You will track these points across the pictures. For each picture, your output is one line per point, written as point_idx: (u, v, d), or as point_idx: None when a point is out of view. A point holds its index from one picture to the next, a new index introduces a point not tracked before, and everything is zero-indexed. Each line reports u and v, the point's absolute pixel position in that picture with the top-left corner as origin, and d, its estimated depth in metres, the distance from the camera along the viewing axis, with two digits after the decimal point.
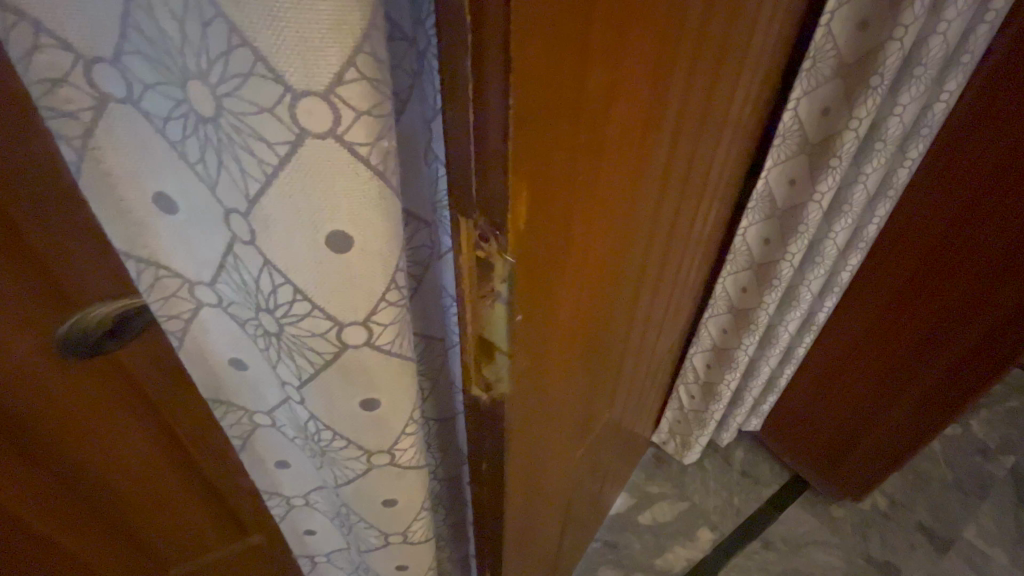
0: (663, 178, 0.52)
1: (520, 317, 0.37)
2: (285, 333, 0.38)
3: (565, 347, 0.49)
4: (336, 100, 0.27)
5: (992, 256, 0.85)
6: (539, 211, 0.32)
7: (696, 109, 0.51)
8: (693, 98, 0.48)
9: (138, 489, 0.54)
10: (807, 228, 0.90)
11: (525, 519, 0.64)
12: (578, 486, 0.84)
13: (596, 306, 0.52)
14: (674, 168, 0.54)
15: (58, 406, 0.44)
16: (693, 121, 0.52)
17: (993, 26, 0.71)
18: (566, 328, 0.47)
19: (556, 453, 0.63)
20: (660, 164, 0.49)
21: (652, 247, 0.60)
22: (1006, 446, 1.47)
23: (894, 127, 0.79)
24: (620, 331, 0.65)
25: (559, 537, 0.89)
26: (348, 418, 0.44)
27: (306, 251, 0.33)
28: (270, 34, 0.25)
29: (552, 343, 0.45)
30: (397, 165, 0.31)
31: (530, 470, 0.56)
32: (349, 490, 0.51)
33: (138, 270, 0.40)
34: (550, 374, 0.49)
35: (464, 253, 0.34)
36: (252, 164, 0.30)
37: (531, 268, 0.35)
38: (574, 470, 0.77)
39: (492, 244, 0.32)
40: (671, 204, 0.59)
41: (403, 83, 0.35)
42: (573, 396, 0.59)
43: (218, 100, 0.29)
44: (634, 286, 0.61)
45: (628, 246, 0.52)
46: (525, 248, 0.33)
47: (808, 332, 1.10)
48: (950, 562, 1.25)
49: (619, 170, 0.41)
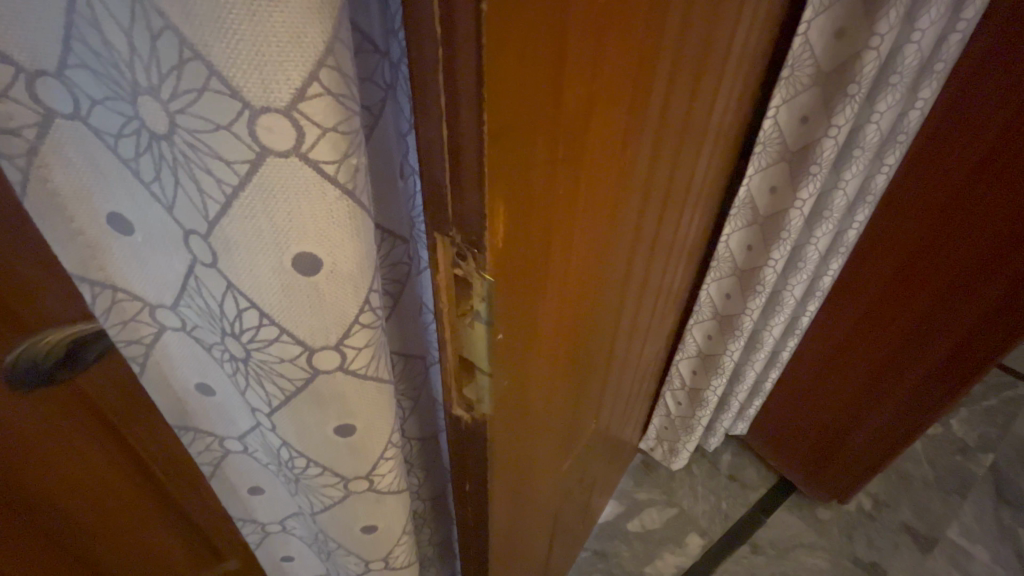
0: (645, 188, 0.51)
1: (502, 336, 0.36)
2: (251, 359, 0.37)
3: (550, 359, 0.48)
4: (298, 117, 0.26)
5: (969, 259, 0.85)
6: (517, 228, 0.31)
7: (677, 118, 0.50)
8: (673, 108, 0.48)
9: (107, 523, 0.52)
10: (789, 235, 0.91)
11: (513, 535, 0.63)
12: (566, 499, 0.83)
13: (580, 316, 0.51)
14: (656, 178, 0.53)
15: (28, 440, 0.42)
16: (674, 130, 0.51)
17: (965, 35, 0.72)
18: (551, 341, 0.46)
19: (542, 469, 0.62)
20: (642, 172, 0.48)
21: (637, 254, 0.60)
22: (985, 444, 1.50)
23: (872, 134, 0.80)
24: (606, 339, 0.64)
25: (548, 551, 0.87)
26: (323, 444, 0.42)
27: (271, 275, 0.31)
28: (223, 48, 0.24)
29: (535, 358, 0.44)
30: (366, 183, 0.30)
31: (515, 488, 0.55)
32: (326, 517, 0.49)
33: (92, 293, 0.38)
34: (535, 388, 0.48)
35: (441, 271, 0.33)
36: (210, 184, 0.29)
37: (511, 285, 0.34)
38: (562, 481, 0.76)
39: (470, 261, 0.31)
40: (654, 212, 0.58)
41: (376, 95, 0.34)
42: (559, 408, 0.58)
43: (170, 117, 0.27)
44: (618, 295, 0.60)
45: (612, 256, 0.51)
46: (504, 269, 0.32)
47: (792, 336, 1.11)
48: (934, 562, 1.26)
49: (599, 182, 0.40)
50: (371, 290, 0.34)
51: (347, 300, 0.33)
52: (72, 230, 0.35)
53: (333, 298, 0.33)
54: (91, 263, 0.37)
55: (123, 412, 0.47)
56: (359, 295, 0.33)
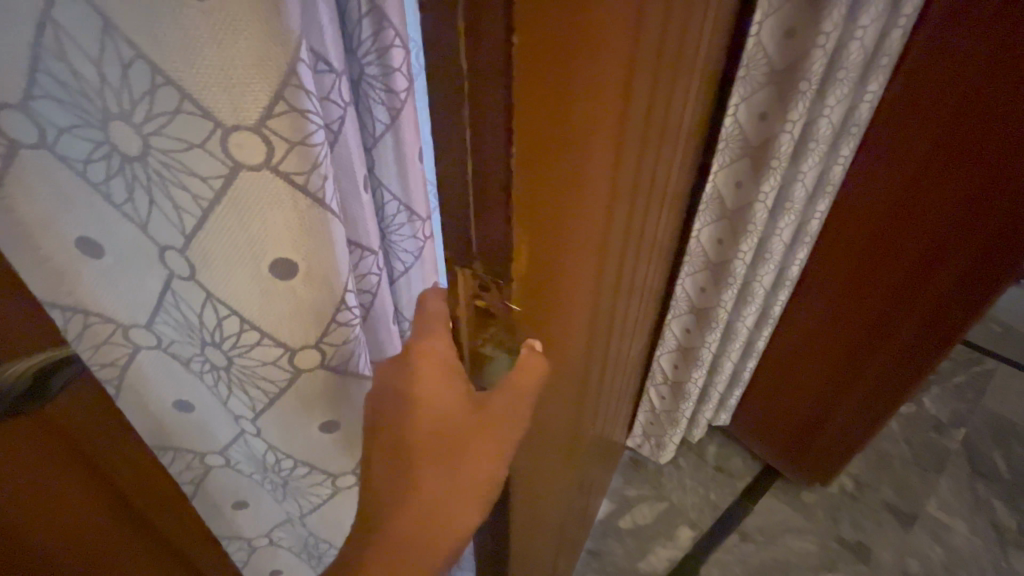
0: (634, 191, 0.54)
1: (539, 347, 0.38)
2: (234, 365, 0.44)
3: (572, 370, 0.49)
4: (266, 131, 0.33)
5: (927, 239, 0.89)
6: (541, 241, 0.33)
7: (659, 120, 0.53)
8: (657, 110, 0.50)
9: (118, 549, 0.49)
10: (755, 227, 0.94)
11: (528, 547, 0.63)
12: (568, 508, 0.84)
13: (592, 333, 0.50)
14: (642, 180, 0.56)
15: (55, 456, 0.41)
16: (656, 135, 0.54)
17: (905, 29, 0.78)
18: (574, 353, 0.47)
19: (553, 475, 0.63)
20: (632, 177, 0.51)
21: (627, 255, 0.62)
22: (957, 419, 1.56)
23: (824, 128, 0.85)
24: (604, 341, 0.66)
25: (554, 560, 0.88)
26: (309, 436, 0.52)
27: (252, 283, 0.39)
28: (193, 73, 0.30)
29: (562, 368, 0.46)
30: (332, 188, 0.37)
31: (534, 494, 0.56)
32: (314, 516, 0.62)
33: (64, 319, 0.38)
34: (557, 399, 0.48)
35: (461, 301, 0.36)
36: (186, 199, 0.35)
37: (538, 294, 0.36)
38: (565, 495, 0.76)
39: (494, 291, 0.35)
40: (640, 215, 0.61)
41: (335, 113, 0.38)
42: (574, 416, 0.59)
43: (143, 139, 0.33)
44: (612, 298, 0.63)
45: (611, 261, 0.53)
46: (529, 284, 0.35)
47: (766, 326, 1.17)
48: (916, 536, 1.31)
49: (600, 189, 0.42)
50: (346, 291, 0.42)
51: (321, 303, 0.41)
52: (39, 256, 0.35)
53: (307, 297, 0.40)
54: (61, 286, 0.37)
55: (99, 443, 0.45)
56: (334, 295, 0.41)
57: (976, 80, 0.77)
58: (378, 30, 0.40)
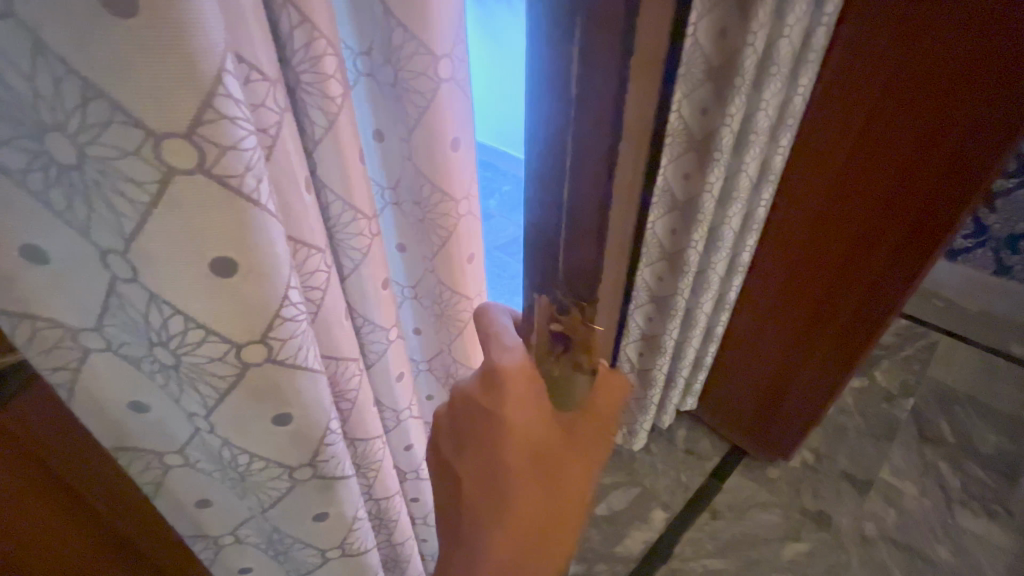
0: None
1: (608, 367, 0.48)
2: (182, 364, 0.44)
3: None
4: (198, 138, 0.34)
5: (860, 224, 0.96)
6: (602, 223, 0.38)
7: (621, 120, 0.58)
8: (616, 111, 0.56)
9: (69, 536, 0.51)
10: (704, 216, 0.99)
11: None
12: None
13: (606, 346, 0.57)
14: None
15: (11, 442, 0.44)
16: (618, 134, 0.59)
17: (827, 26, 0.84)
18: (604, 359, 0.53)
19: None
20: None
21: None
22: (905, 390, 1.66)
23: (761, 120, 0.91)
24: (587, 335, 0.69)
25: None
26: (263, 431, 0.52)
27: (192, 282, 0.40)
28: (123, 86, 0.31)
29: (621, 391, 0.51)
30: (268, 189, 0.39)
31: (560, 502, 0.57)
32: (275, 509, 0.61)
33: (12, 324, 0.39)
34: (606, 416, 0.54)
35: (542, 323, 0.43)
36: (125, 205, 0.36)
37: None
38: None
39: (575, 315, 0.41)
40: None
41: (270, 119, 0.40)
42: None
43: (78, 148, 0.34)
44: None
45: None
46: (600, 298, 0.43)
47: (723, 311, 1.23)
48: (871, 501, 1.39)
49: None
50: (288, 288, 0.43)
51: (263, 299, 0.42)
52: None
53: (252, 293, 0.42)
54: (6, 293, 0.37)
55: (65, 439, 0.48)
56: (277, 290, 0.43)
57: (893, 75, 0.83)
58: (310, 40, 0.42)
